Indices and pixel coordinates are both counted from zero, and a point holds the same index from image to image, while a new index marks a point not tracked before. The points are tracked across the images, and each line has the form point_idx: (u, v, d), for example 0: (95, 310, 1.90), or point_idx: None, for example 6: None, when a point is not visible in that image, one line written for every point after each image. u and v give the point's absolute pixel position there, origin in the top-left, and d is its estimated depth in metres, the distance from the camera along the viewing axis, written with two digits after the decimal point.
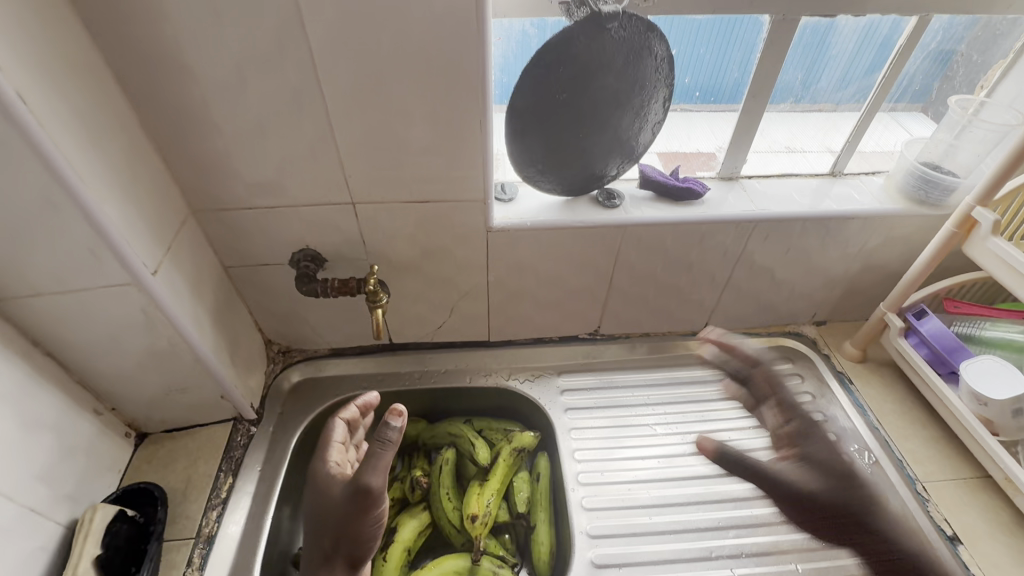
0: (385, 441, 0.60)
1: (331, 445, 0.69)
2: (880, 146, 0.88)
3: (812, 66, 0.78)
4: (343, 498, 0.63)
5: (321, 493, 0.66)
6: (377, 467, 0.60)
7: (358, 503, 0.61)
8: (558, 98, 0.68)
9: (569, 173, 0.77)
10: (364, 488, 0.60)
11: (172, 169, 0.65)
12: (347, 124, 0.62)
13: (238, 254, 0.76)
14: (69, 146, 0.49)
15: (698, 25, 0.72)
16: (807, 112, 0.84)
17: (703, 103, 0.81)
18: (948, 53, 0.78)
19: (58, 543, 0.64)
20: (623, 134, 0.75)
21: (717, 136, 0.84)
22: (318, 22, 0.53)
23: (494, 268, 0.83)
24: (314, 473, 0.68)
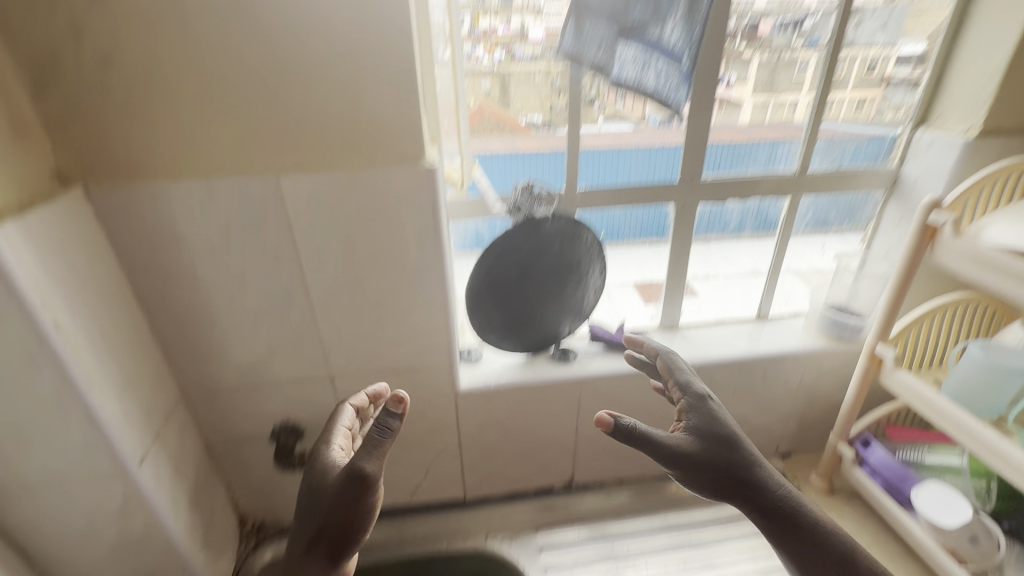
0: (385, 428, 0.55)
1: (335, 435, 0.65)
2: (798, 270, 0.99)
3: (728, 215, 0.92)
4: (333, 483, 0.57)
5: (308, 487, 0.60)
6: (375, 452, 0.55)
7: (347, 491, 0.54)
8: (508, 278, 0.81)
9: (527, 336, 0.88)
10: (354, 470, 0.54)
11: (171, 359, 0.73)
12: (328, 314, 0.73)
13: (222, 431, 0.81)
14: (86, 355, 0.57)
15: (613, 214, 0.88)
16: (736, 242, 0.96)
17: (638, 236, 0.91)
18: (822, 220, 0.94)
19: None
20: (569, 299, 0.87)
21: (655, 269, 0.95)
22: (307, 242, 0.67)
23: (465, 427, 0.88)
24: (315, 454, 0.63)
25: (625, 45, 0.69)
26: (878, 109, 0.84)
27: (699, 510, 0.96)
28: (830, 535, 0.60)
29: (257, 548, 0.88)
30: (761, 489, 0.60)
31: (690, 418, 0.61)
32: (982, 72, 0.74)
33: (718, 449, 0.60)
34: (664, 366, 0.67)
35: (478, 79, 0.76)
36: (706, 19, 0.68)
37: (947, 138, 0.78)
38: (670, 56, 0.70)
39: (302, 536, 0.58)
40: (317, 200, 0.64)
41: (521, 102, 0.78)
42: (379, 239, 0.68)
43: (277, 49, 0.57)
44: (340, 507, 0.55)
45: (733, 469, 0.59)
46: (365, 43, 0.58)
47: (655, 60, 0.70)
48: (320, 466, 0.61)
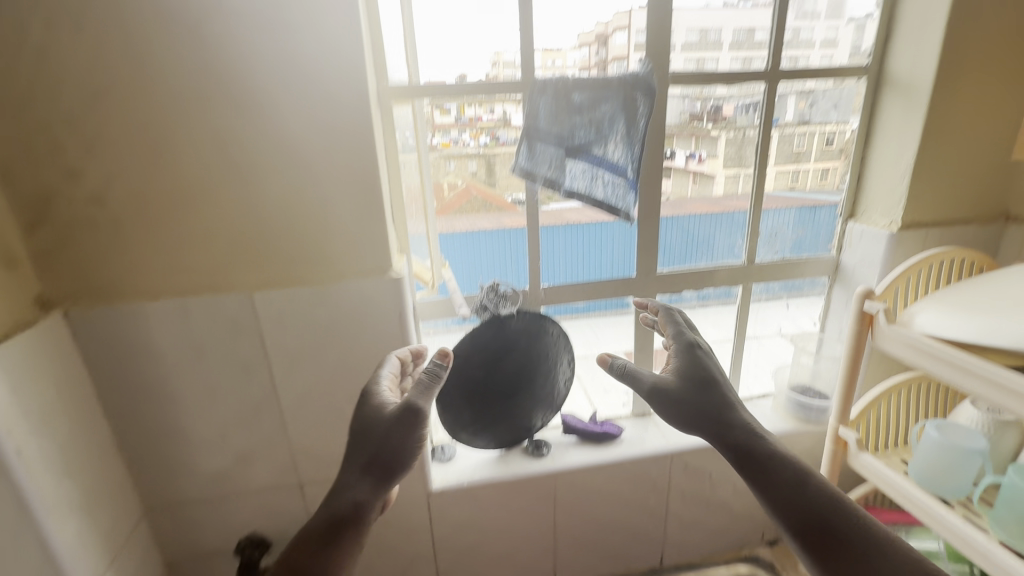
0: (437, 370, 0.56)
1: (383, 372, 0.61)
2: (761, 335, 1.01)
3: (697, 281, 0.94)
4: (379, 420, 0.55)
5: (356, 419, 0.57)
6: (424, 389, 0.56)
7: (396, 426, 0.54)
8: (477, 376, 0.83)
9: (499, 431, 0.89)
10: (410, 403, 0.54)
11: (136, 474, 0.72)
12: (298, 420, 0.74)
13: (184, 547, 0.78)
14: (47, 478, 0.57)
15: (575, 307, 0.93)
16: (704, 308, 0.97)
17: (604, 309, 0.95)
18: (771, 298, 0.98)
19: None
20: (539, 393, 0.89)
21: (621, 340, 0.98)
22: (278, 351, 0.70)
23: (439, 530, 0.86)
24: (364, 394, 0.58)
25: (572, 164, 0.77)
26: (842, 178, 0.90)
27: None
28: (811, 486, 0.55)
29: None
30: (742, 430, 0.58)
31: (678, 358, 0.63)
32: (893, 173, 0.83)
33: (700, 388, 0.61)
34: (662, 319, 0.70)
35: (467, 161, 0.82)
36: (644, 141, 0.76)
37: (873, 230, 0.86)
38: (614, 172, 0.78)
39: (350, 468, 0.56)
40: (289, 312, 0.68)
41: (506, 181, 0.83)
42: (347, 346, 0.71)
43: (256, 181, 0.63)
44: (386, 439, 0.54)
45: (714, 406, 0.60)
46: (335, 173, 0.65)
47: (601, 176, 0.78)
48: (370, 396, 0.58)
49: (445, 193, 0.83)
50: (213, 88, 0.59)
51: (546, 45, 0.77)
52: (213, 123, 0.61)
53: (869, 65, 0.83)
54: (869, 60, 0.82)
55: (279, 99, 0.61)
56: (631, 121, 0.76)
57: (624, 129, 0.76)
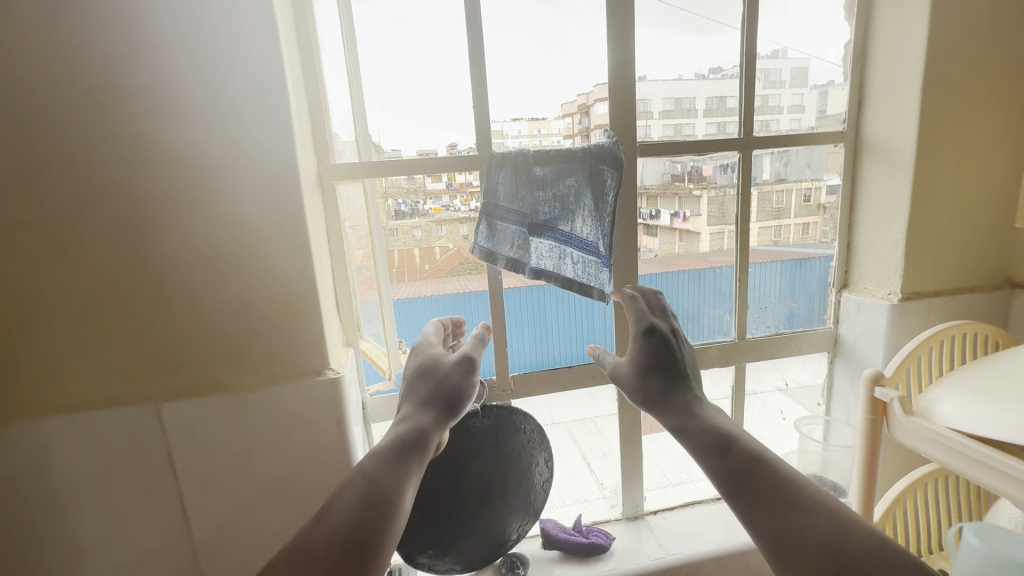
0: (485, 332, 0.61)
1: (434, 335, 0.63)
2: (761, 399, 0.90)
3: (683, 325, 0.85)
4: (442, 367, 0.56)
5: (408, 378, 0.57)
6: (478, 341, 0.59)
7: (462, 368, 0.55)
8: (437, 486, 0.71)
9: (467, 550, 0.75)
10: (470, 351, 0.57)
11: None
12: (216, 554, 0.62)
13: None
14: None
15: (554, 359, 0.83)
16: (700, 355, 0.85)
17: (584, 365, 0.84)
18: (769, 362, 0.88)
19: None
20: (514, 500, 0.76)
21: (603, 403, 0.87)
22: (192, 472, 0.59)
23: None
24: (414, 353, 0.60)
25: (536, 243, 0.70)
26: (824, 232, 0.84)
27: None
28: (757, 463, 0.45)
29: None
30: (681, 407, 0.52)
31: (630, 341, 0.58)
32: (886, 241, 0.77)
33: (650, 372, 0.55)
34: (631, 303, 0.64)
35: (440, 226, 0.76)
36: (614, 217, 0.71)
37: (871, 301, 0.78)
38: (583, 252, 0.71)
39: (409, 409, 0.53)
40: (204, 424, 0.58)
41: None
42: (278, 462, 0.60)
43: (167, 276, 0.55)
44: (445, 383, 0.54)
45: (659, 387, 0.54)
46: (263, 264, 0.57)
47: (570, 256, 0.71)
48: (425, 354, 0.59)
49: (437, 256, 0.77)
50: (120, 174, 0.52)
51: (532, 114, 0.74)
52: (118, 213, 0.53)
53: (845, 131, 0.79)
54: (845, 126, 0.79)
55: (197, 183, 0.54)
56: (598, 198, 0.70)
57: (591, 206, 0.70)
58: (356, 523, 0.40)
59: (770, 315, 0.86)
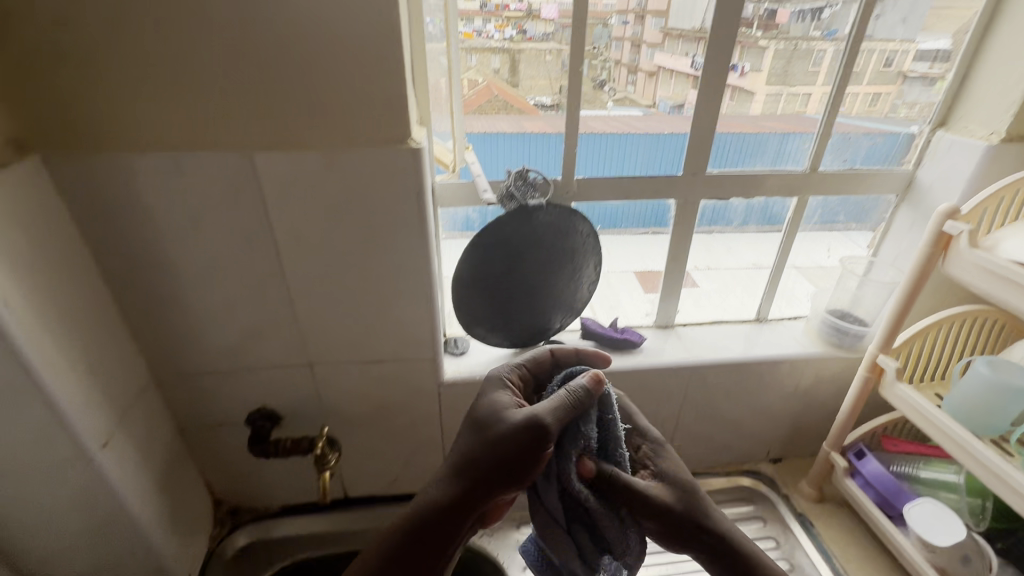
0: (575, 400, 0.56)
1: (495, 399, 0.61)
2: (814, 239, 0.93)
3: (744, 145, 0.81)
4: (512, 426, 0.56)
5: (476, 433, 0.59)
6: (559, 407, 0.55)
7: (529, 445, 0.54)
8: (497, 272, 0.77)
9: (516, 333, 0.87)
10: (539, 412, 0.55)
11: (139, 338, 0.70)
12: (306, 301, 0.70)
13: (197, 413, 0.78)
14: (34, 329, 0.53)
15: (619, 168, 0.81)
16: (761, 177, 0.83)
17: (646, 173, 0.81)
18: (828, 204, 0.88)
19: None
20: (546, 300, 0.85)
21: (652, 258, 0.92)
22: (284, 225, 0.64)
23: (448, 419, 0.86)
24: (484, 398, 0.62)
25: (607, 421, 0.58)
26: (893, 105, 0.79)
27: None
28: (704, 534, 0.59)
29: (234, 530, 0.88)
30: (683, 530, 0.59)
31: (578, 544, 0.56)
32: (1012, 71, 0.69)
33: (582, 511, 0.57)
34: (615, 482, 0.56)
35: (489, 56, 0.73)
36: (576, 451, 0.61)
37: (967, 141, 0.74)
38: (609, 437, 0.58)
39: (466, 429, 0.61)
40: (294, 179, 0.60)
41: (531, 83, 0.74)
42: (360, 224, 0.64)
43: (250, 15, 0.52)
44: (501, 426, 0.57)
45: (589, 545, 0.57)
46: (347, 7, 0.53)
47: (564, 434, 0.56)
48: (490, 400, 0.61)
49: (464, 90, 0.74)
50: None
51: None
52: None
53: None
54: None
55: None
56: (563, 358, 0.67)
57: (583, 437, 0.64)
58: (454, 522, 0.59)
59: (844, 149, 0.83)
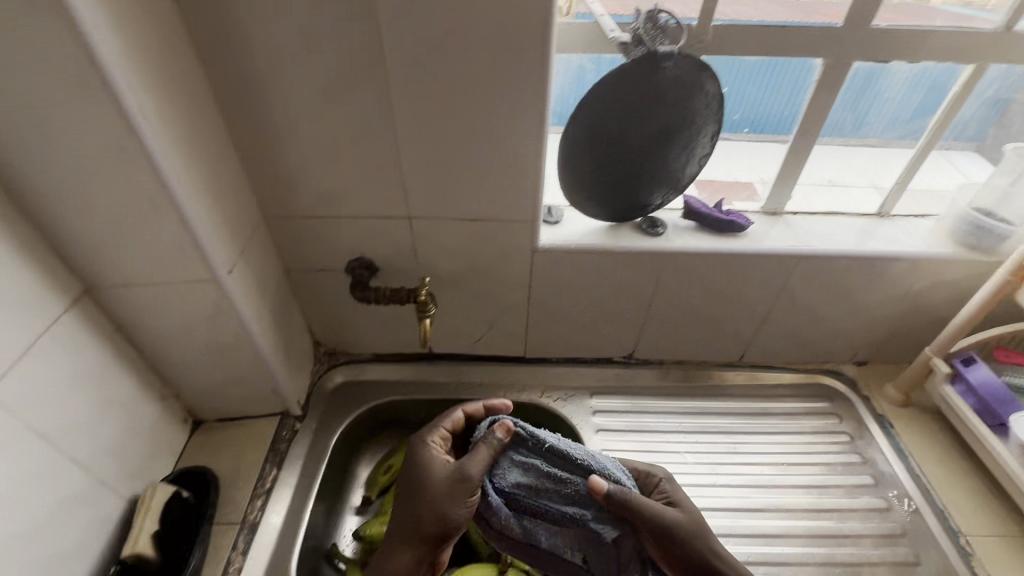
0: (488, 440, 0.66)
1: (428, 441, 0.71)
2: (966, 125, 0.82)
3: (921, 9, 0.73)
4: (438, 479, 0.65)
5: (413, 477, 0.68)
6: (473, 459, 0.65)
7: (455, 490, 0.64)
8: (610, 129, 0.72)
9: (613, 206, 0.81)
10: (468, 469, 0.65)
11: (250, 174, 0.70)
12: (410, 146, 0.68)
13: (300, 257, 0.81)
14: (167, 142, 0.53)
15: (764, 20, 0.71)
16: (923, 36, 0.70)
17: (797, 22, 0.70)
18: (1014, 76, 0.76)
19: (99, 562, 0.63)
20: (653, 171, 0.78)
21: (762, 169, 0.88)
22: (397, 54, 0.59)
23: (536, 287, 0.86)
24: (412, 457, 0.69)
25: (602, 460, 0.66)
26: None
27: (753, 401, 0.97)
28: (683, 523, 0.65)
29: (331, 370, 0.96)
30: (681, 558, 0.63)
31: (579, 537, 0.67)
32: None
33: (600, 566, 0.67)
34: (631, 507, 0.62)
35: None
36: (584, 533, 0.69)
37: None
38: (605, 465, 0.65)
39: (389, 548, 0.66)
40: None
41: None
42: (475, 57, 0.60)
43: None
44: (444, 502, 0.64)
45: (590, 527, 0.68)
46: None
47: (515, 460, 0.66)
48: (421, 455, 0.69)
49: None
50: None
51: None
52: None
53: None
54: None
55: None
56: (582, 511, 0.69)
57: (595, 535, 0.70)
58: None
59: None
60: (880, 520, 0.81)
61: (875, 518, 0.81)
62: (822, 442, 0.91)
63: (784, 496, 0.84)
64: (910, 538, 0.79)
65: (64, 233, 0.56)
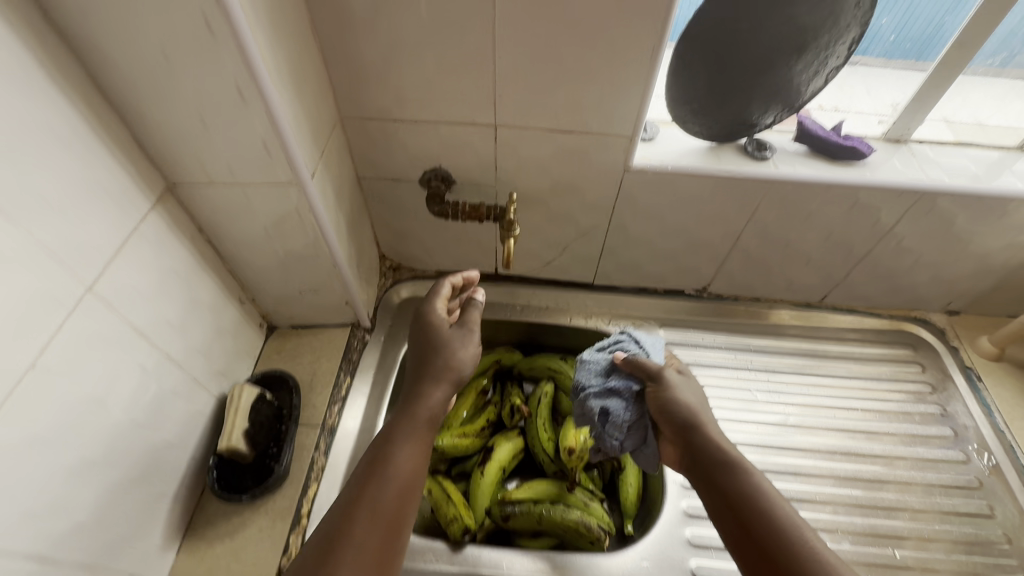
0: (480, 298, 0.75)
1: (439, 294, 0.74)
2: None
3: None
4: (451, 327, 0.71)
5: (425, 332, 0.71)
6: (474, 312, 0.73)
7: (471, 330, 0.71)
8: (739, 30, 0.61)
9: (715, 122, 0.72)
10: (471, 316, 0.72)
11: (328, 67, 0.64)
12: (510, 41, 0.59)
13: (373, 165, 0.76)
14: (255, 21, 0.47)
15: None
16: None
17: None
18: None
19: (198, 453, 0.66)
20: (773, 83, 0.67)
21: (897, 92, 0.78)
22: None
23: (620, 211, 0.80)
24: (425, 317, 0.72)
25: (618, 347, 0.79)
26: None
27: (832, 344, 0.93)
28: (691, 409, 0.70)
29: (397, 284, 0.94)
30: (675, 418, 0.69)
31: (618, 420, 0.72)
32: None
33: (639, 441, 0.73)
34: (635, 363, 0.73)
35: None
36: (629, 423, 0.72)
37: None
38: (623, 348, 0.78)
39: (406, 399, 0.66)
40: None
41: None
42: None
43: None
44: (454, 349, 0.69)
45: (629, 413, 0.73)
46: None
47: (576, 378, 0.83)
48: (427, 312, 0.72)
49: None
50: None
51: None
52: None
53: None
54: None
55: None
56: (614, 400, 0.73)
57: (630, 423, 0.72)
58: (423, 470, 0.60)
59: None
60: (956, 472, 0.80)
61: (952, 471, 0.80)
62: (900, 391, 0.88)
63: (854, 440, 0.83)
64: (985, 491, 0.78)
65: (148, 124, 0.52)
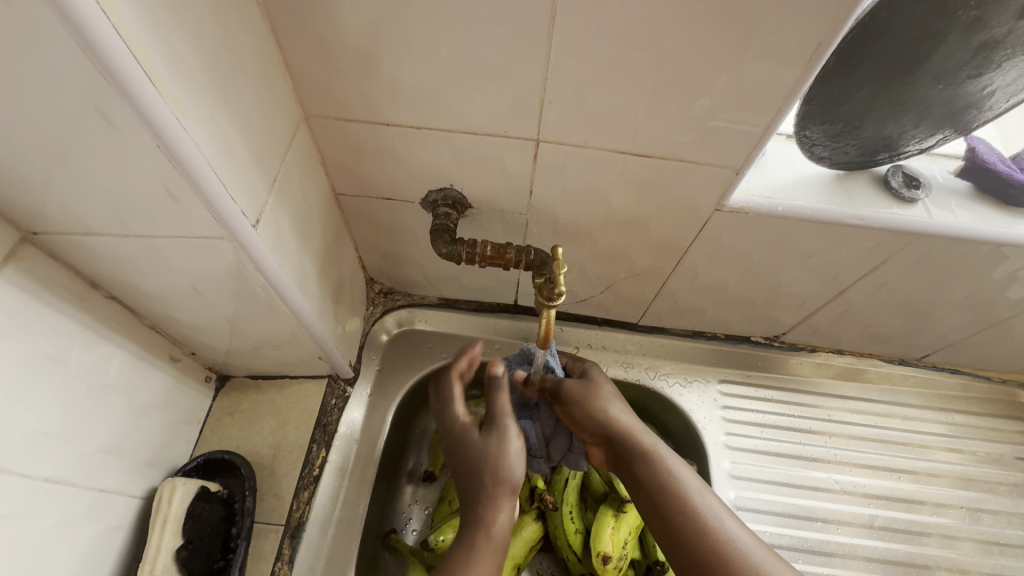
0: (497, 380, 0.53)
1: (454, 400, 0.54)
2: None
3: None
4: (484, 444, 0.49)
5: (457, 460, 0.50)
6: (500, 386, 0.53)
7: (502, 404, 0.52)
8: (953, 19, 0.38)
9: (852, 145, 0.48)
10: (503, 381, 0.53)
11: (280, 40, 0.40)
12: (576, 21, 0.36)
13: (355, 179, 0.54)
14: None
15: None
16: None
17: None
18: None
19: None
20: (963, 100, 0.44)
21: None
22: None
23: (693, 253, 0.59)
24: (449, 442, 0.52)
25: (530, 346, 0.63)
26: None
27: (926, 415, 0.76)
28: (600, 409, 0.55)
29: (386, 316, 0.73)
30: (579, 423, 0.57)
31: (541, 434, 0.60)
32: None
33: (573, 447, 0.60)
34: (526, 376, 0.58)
35: None
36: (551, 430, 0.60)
37: None
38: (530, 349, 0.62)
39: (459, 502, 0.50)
40: None
41: None
42: None
43: None
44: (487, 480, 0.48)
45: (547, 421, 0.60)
46: None
47: None
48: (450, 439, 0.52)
49: None
50: None
51: None
52: None
53: None
54: None
55: None
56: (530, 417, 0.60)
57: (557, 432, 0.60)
58: None
59: None
60: None
61: None
62: (1007, 482, 0.73)
63: (954, 552, 0.68)
64: None
65: None
